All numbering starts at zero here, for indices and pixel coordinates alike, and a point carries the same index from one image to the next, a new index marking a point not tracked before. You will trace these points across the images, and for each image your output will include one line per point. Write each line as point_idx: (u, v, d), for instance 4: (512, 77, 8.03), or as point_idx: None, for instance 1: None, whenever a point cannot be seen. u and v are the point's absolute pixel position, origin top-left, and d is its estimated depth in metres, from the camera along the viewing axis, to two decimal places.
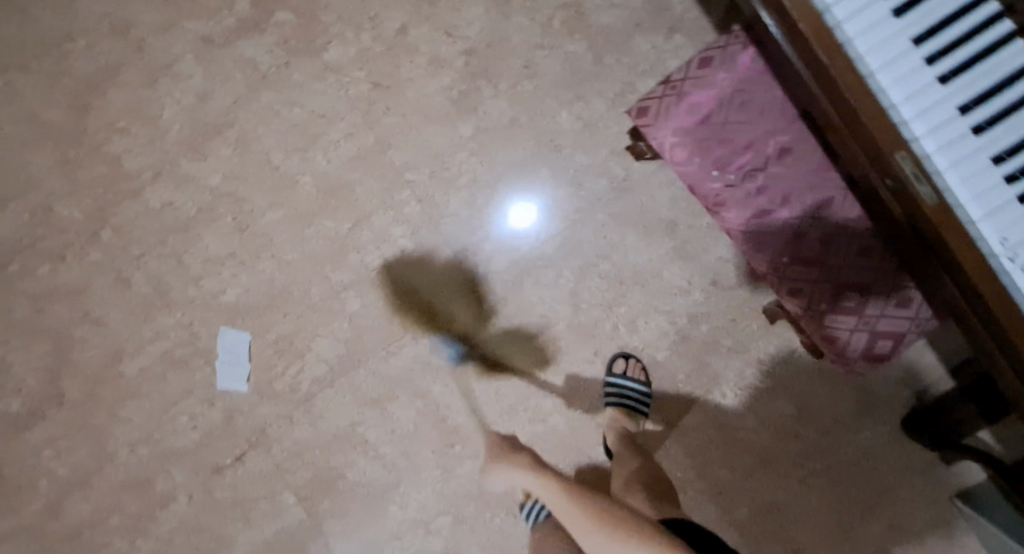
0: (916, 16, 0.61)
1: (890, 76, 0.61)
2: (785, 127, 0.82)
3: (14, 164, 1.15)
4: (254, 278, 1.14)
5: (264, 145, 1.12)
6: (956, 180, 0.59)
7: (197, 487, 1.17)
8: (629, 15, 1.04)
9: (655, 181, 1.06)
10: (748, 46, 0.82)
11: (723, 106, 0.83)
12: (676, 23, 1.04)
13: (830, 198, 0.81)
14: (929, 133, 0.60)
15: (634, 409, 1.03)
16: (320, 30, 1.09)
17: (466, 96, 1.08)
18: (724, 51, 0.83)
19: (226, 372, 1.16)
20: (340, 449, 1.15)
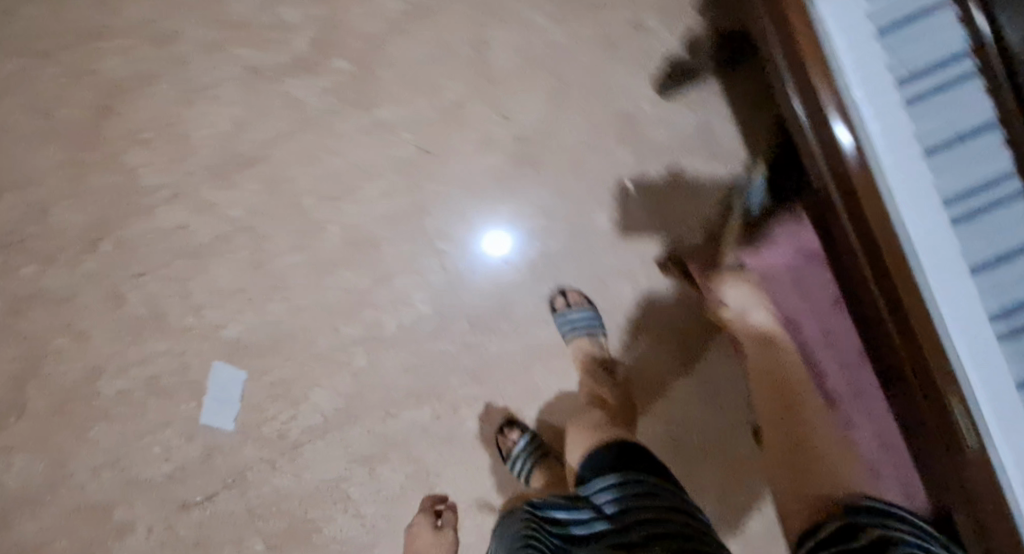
0: (988, 278, 0.63)
1: (958, 325, 0.62)
2: (832, 319, 0.87)
3: (19, 157, 1.09)
4: (261, 317, 1.12)
5: (296, 186, 1.10)
6: (1001, 434, 0.60)
7: (160, 520, 1.13)
8: (678, 136, 1.10)
9: (679, 294, 1.10)
10: (807, 235, 0.91)
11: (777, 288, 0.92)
12: (719, 153, 1.10)
13: (857, 389, 0.84)
14: (983, 386, 0.61)
15: (590, 334, 1.06)
16: (376, 86, 1.08)
17: (510, 179, 1.10)
18: (785, 236, 0.94)
19: (214, 407, 1.13)
20: (320, 502, 1.13)
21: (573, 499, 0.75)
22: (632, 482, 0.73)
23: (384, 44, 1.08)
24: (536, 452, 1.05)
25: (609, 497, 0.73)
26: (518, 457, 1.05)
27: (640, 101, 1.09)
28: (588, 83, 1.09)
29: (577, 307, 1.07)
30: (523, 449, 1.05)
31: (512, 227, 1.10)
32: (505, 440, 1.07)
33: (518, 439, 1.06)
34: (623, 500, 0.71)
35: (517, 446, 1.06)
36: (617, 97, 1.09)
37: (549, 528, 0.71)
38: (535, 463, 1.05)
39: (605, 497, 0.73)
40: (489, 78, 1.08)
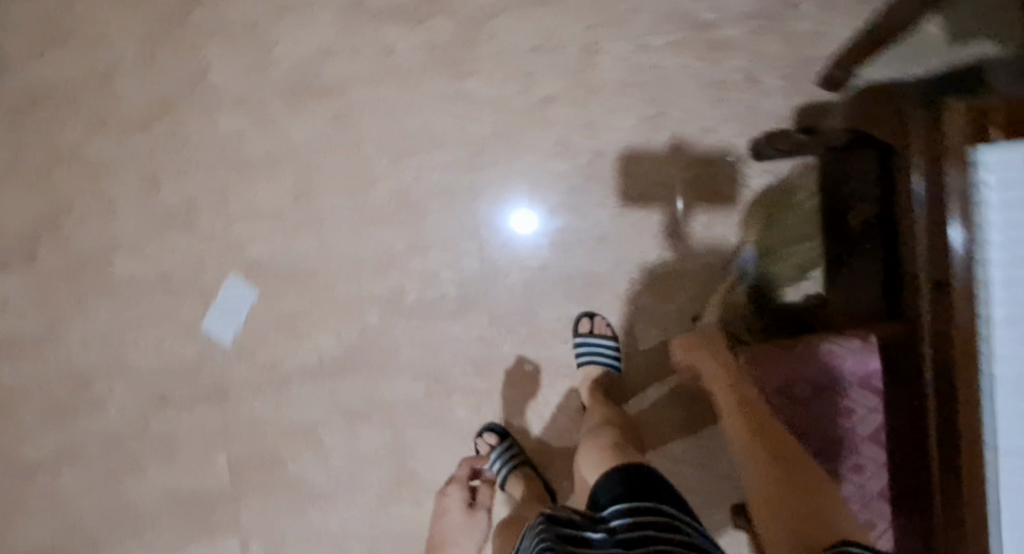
0: None
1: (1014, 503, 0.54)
2: (875, 413, 0.72)
3: (102, 20, 1.09)
4: (288, 247, 1.10)
5: (362, 130, 1.07)
6: None
7: (136, 407, 1.15)
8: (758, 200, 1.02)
9: None
10: (873, 357, 0.72)
11: (843, 371, 0.73)
12: None
13: (864, 498, 0.72)
14: None
15: (607, 367, 1.03)
16: (469, 57, 1.04)
17: (573, 191, 1.06)
18: (858, 354, 0.73)
19: (218, 318, 1.12)
20: (292, 440, 1.13)
21: (585, 520, 0.65)
22: (653, 508, 0.65)
23: (491, 17, 1.04)
24: (511, 460, 1.05)
25: (627, 521, 0.63)
26: (492, 462, 1.06)
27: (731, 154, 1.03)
28: (683, 120, 1.03)
29: (603, 337, 1.03)
30: (498, 455, 1.06)
31: (532, 204, 1.06)
32: (481, 445, 1.08)
33: (494, 445, 1.07)
34: (636, 523, 0.63)
35: (492, 452, 1.06)
36: (709, 144, 1.03)
37: (567, 543, 0.60)
38: (508, 470, 1.05)
39: (623, 521, 0.64)
40: (585, 84, 1.04)
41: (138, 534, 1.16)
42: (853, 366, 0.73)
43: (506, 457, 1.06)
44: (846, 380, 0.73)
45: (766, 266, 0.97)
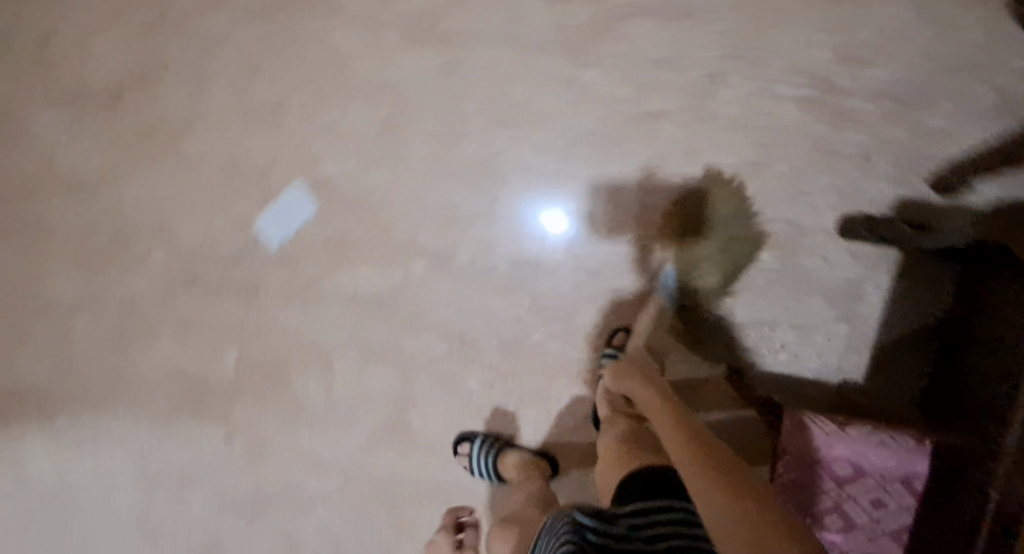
0: None
1: None
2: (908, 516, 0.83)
3: None
4: (360, 174, 1.10)
5: (467, 86, 1.06)
6: None
7: (167, 277, 1.16)
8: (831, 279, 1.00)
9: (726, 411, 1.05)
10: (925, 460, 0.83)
11: (896, 463, 0.82)
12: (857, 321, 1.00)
13: None
14: None
15: None
16: (594, 47, 1.02)
17: (651, 211, 1.03)
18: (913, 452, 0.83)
19: (271, 221, 1.13)
20: (304, 356, 1.16)
21: (604, 514, 0.68)
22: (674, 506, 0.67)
23: (631, 15, 1.01)
24: (495, 449, 1.09)
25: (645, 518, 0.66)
26: (479, 460, 1.09)
27: (820, 226, 0.99)
28: (784, 178, 0.99)
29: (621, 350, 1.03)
30: (481, 450, 1.09)
31: (553, 201, 1.06)
32: (463, 456, 1.12)
33: (473, 445, 1.11)
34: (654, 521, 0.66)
35: (474, 452, 1.10)
36: (803, 209, 0.99)
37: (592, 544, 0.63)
38: (496, 458, 1.09)
39: (641, 519, 0.66)
40: (699, 110, 1.00)
41: (134, 397, 1.19)
42: (905, 463, 0.83)
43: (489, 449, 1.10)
44: (894, 474, 0.82)
45: (689, 282, 1.03)
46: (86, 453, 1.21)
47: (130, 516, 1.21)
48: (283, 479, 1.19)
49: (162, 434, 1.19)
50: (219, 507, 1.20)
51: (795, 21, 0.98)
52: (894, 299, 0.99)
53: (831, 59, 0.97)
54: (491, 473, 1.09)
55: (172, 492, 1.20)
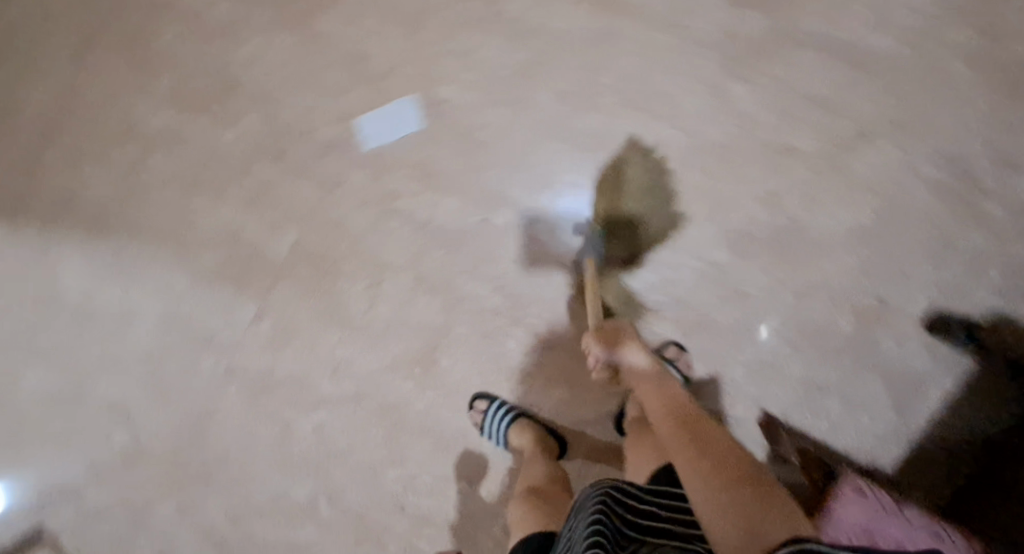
0: None
1: None
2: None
3: None
4: (476, 107, 1.08)
5: (613, 57, 1.03)
6: None
7: (254, 141, 1.15)
8: (898, 363, 0.99)
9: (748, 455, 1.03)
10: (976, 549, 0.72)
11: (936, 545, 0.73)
12: (910, 414, 0.99)
13: None
14: None
15: None
16: (751, 64, 1.00)
17: (748, 241, 1.01)
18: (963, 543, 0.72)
19: (375, 122, 1.12)
20: (358, 263, 1.15)
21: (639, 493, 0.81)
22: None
23: (800, 46, 0.99)
24: (508, 419, 1.10)
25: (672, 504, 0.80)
26: (491, 424, 1.11)
27: (908, 311, 0.98)
28: (891, 253, 0.98)
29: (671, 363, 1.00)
30: (494, 415, 1.10)
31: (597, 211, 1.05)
32: (475, 416, 1.13)
33: (487, 409, 1.12)
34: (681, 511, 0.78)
35: (487, 415, 1.11)
36: (898, 290, 0.98)
37: (627, 507, 0.78)
38: (508, 427, 1.10)
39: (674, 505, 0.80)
40: (832, 161, 0.98)
41: (181, 245, 1.18)
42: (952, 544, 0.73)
43: (503, 417, 1.11)
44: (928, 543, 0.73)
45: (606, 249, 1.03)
46: (115, 282, 1.20)
47: (140, 355, 1.22)
48: (298, 372, 1.19)
49: (197, 289, 1.19)
50: (228, 378, 1.20)
51: (957, 108, 0.97)
52: (951, 406, 0.98)
53: (979, 156, 0.96)
54: (501, 439, 1.11)
55: (188, 347, 1.21)
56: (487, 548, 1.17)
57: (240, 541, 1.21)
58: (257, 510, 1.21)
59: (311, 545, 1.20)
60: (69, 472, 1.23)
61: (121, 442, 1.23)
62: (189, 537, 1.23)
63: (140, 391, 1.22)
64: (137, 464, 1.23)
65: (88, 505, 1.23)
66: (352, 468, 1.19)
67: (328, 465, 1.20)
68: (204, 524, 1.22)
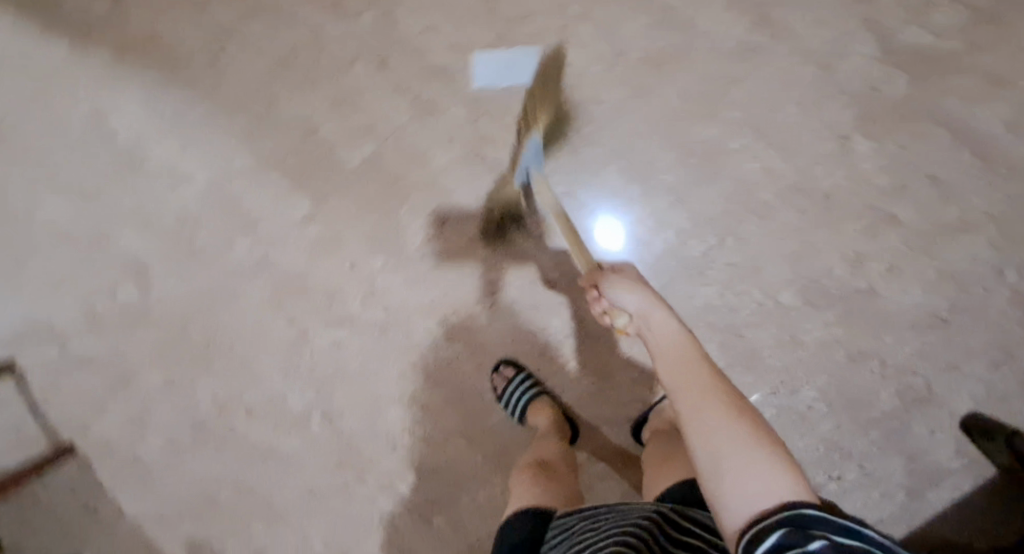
0: None
1: None
2: None
3: None
4: (598, 77, 1.04)
5: (751, 74, 1.01)
6: None
7: (361, 40, 1.09)
8: (921, 446, 1.03)
9: None
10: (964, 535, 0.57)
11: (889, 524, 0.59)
12: (915, 494, 1.04)
13: None
14: None
15: None
16: (882, 125, 1.00)
17: (821, 294, 1.02)
18: None
19: (490, 63, 1.07)
20: (427, 196, 1.11)
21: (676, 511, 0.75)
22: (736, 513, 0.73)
23: (934, 124, 0.99)
24: (530, 390, 1.10)
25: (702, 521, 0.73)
26: (513, 390, 1.10)
27: (946, 402, 1.02)
28: (950, 345, 1.01)
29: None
30: (518, 383, 1.10)
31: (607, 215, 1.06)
32: (498, 379, 1.12)
33: (511, 376, 1.11)
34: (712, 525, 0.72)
35: (511, 381, 1.11)
36: (944, 380, 1.02)
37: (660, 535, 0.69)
38: (528, 397, 1.09)
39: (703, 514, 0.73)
40: (928, 242, 1.00)
41: (252, 121, 1.12)
42: None
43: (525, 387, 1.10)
44: None
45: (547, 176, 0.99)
46: (171, 137, 1.13)
47: (171, 217, 1.15)
48: (330, 284, 1.14)
49: (253, 170, 1.13)
50: (257, 268, 1.15)
51: None
52: (954, 498, 1.03)
53: None
54: (518, 408, 1.09)
55: (224, 225, 1.14)
56: (468, 509, 1.16)
57: (223, 431, 1.18)
58: (248, 406, 1.18)
59: (294, 456, 1.18)
60: (63, 313, 1.18)
61: (126, 298, 1.17)
62: (169, 412, 1.19)
63: (160, 253, 1.16)
64: (136, 325, 1.17)
65: (73, 351, 1.18)
66: (358, 394, 1.16)
67: (334, 384, 1.16)
68: (189, 404, 1.18)
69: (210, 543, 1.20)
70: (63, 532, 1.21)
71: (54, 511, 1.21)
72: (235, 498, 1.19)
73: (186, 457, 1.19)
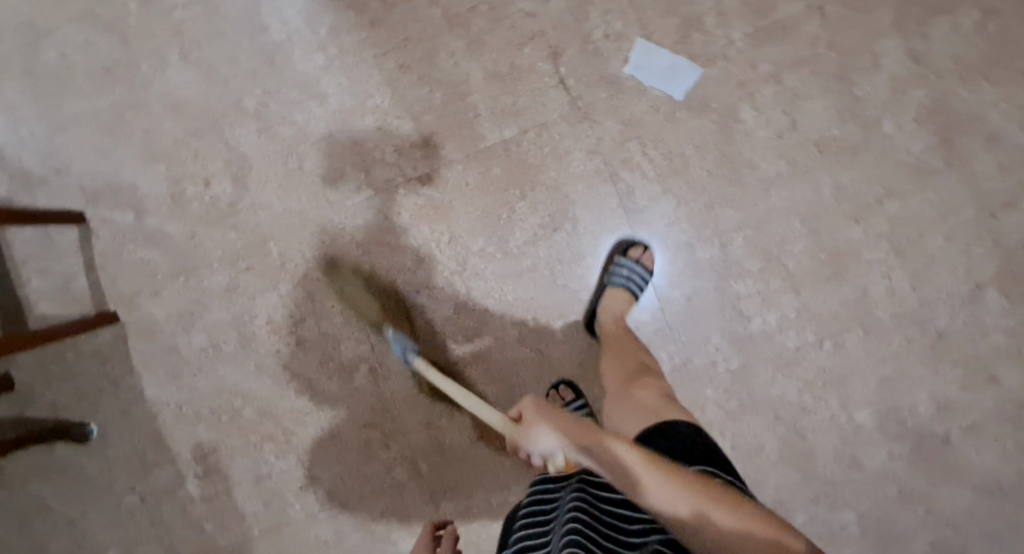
0: None
1: None
2: None
3: None
4: (759, 146, 1.04)
5: (910, 196, 1.00)
6: None
7: (542, 26, 1.07)
8: None
9: None
10: None
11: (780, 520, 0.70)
12: None
13: None
14: None
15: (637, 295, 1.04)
16: (1019, 289, 0.99)
17: (898, 426, 1.02)
18: None
19: (646, 71, 1.05)
20: (550, 200, 1.10)
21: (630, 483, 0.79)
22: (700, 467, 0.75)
23: None
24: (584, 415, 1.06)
25: None
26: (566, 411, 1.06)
27: None
28: (1001, 517, 1.02)
29: (627, 261, 1.04)
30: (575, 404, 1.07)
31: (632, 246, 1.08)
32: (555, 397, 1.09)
33: (569, 398, 1.08)
34: None
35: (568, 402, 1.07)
36: (984, 547, 1.02)
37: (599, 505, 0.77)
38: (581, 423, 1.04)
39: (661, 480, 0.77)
40: (1017, 413, 1.00)
41: (406, 67, 1.10)
42: None
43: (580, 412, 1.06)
44: None
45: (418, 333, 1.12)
46: (323, 54, 1.11)
47: (292, 130, 1.12)
48: (423, 248, 1.12)
49: (390, 114, 1.11)
50: (359, 209, 1.13)
51: None
52: None
53: None
54: None
55: (342, 156, 1.12)
56: (477, 507, 1.15)
57: (268, 351, 1.16)
58: (300, 336, 1.15)
59: (326, 400, 1.15)
60: (152, 185, 1.15)
61: (220, 192, 1.14)
62: (221, 316, 1.16)
63: (269, 161, 1.13)
64: (220, 221, 1.15)
65: (150, 225, 1.16)
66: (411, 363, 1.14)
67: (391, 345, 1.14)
68: (245, 314, 1.16)
69: (214, 455, 1.17)
70: (77, 395, 1.19)
71: (77, 372, 1.18)
72: (255, 420, 1.17)
73: (222, 363, 1.17)
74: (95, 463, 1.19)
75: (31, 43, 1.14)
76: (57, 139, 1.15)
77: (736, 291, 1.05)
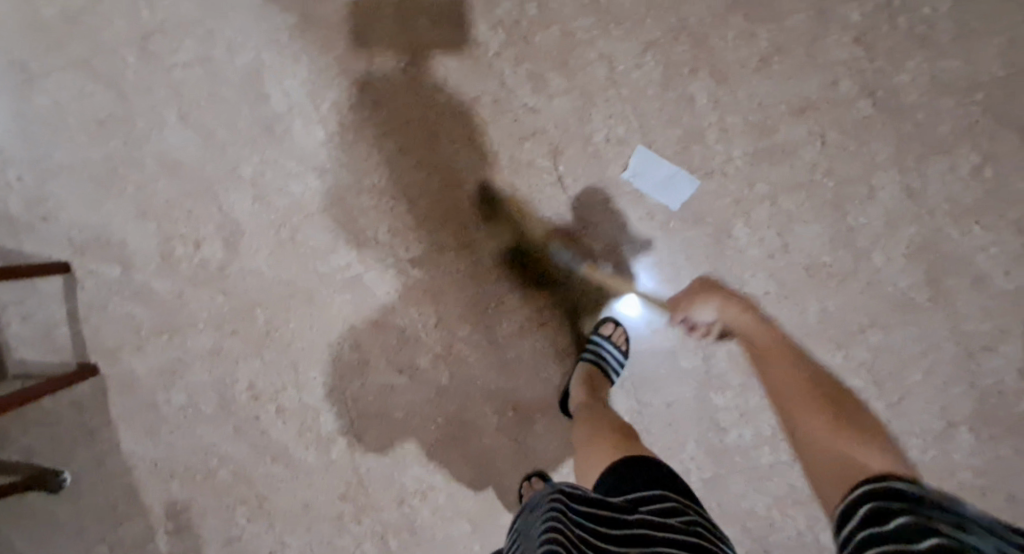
0: None
1: None
2: None
3: (975, 35, 0.99)
4: (751, 264, 1.04)
5: (893, 329, 1.02)
6: None
7: (546, 124, 1.07)
8: None
9: None
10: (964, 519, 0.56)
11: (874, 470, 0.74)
12: None
13: None
14: None
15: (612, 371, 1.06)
16: (989, 428, 1.02)
17: None
18: None
19: (646, 178, 1.05)
20: (539, 296, 1.10)
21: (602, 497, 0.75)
22: (661, 499, 0.73)
23: None
24: None
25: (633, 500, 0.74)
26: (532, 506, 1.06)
27: None
28: None
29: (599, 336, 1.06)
30: None
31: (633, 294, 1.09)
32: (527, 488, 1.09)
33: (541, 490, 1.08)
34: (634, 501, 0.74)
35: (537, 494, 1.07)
36: None
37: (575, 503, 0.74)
38: None
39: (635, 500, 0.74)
40: None
41: (406, 150, 1.09)
42: None
43: None
44: None
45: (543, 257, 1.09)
46: (324, 129, 1.10)
47: (287, 202, 1.12)
48: (410, 328, 1.12)
49: (386, 194, 1.10)
50: (348, 285, 1.12)
51: None
52: None
53: None
54: None
55: (335, 231, 1.12)
56: None
57: (246, 416, 1.16)
58: (280, 404, 1.16)
59: (303, 468, 1.16)
60: (140, 242, 1.14)
61: (209, 254, 1.14)
62: (202, 377, 1.16)
63: (260, 229, 1.12)
64: (207, 283, 1.14)
65: (136, 280, 1.15)
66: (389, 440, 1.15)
67: (370, 420, 1.15)
68: (226, 378, 1.16)
69: (187, 513, 1.18)
70: (51, 443, 1.18)
71: (52, 419, 1.18)
72: (230, 481, 1.17)
73: (199, 424, 1.17)
74: (65, 511, 1.19)
75: (23, 88, 1.12)
76: (46, 187, 1.13)
77: (715, 402, 1.07)
